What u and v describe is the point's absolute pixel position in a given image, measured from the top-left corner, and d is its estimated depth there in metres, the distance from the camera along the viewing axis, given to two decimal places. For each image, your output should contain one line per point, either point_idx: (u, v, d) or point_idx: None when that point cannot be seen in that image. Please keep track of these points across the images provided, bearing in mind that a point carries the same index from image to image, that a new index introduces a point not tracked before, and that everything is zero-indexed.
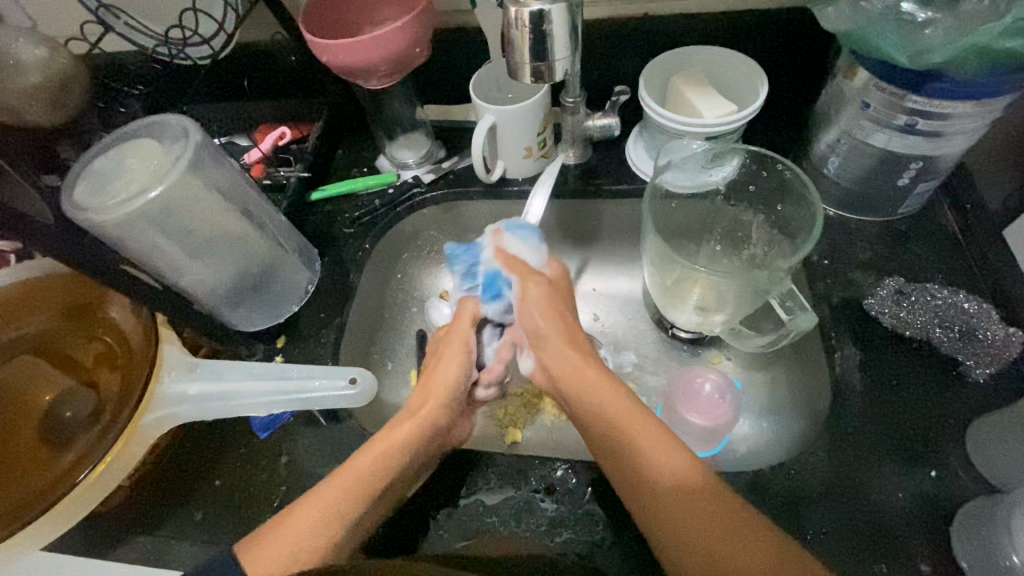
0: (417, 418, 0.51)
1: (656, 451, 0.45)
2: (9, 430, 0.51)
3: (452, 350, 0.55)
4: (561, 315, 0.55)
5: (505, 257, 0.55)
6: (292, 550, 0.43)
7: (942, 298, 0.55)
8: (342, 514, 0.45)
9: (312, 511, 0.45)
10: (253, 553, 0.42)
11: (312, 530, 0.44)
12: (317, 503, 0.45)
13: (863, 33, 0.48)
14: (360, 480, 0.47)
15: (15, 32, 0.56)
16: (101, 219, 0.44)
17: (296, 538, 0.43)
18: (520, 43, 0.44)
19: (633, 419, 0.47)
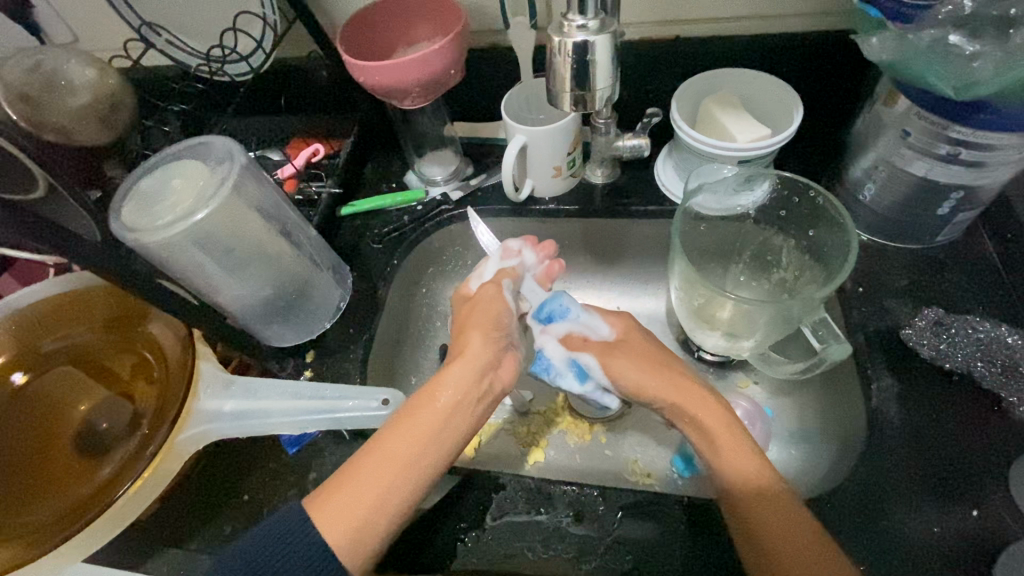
0: (464, 378, 0.48)
1: (733, 457, 0.48)
2: (47, 439, 0.52)
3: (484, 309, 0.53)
4: (642, 355, 0.55)
5: (568, 342, 0.56)
6: (363, 518, 0.42)
7: (985, 331, 0.53)
8: (405, 479, 0.44)
9: (373, 476, 0.43)
10: (322, 514, 0.42)
11: (375, 495, 0.43)
12: (376, 467, 0.43)
13: (908, 62, 0.47)
14: (420, 444, 0.45)
15: (65, 53, 0.58)
16: (148, 239, 0.45)
17: (365, 503, 0.42)
18: (562, 70, 0.44)
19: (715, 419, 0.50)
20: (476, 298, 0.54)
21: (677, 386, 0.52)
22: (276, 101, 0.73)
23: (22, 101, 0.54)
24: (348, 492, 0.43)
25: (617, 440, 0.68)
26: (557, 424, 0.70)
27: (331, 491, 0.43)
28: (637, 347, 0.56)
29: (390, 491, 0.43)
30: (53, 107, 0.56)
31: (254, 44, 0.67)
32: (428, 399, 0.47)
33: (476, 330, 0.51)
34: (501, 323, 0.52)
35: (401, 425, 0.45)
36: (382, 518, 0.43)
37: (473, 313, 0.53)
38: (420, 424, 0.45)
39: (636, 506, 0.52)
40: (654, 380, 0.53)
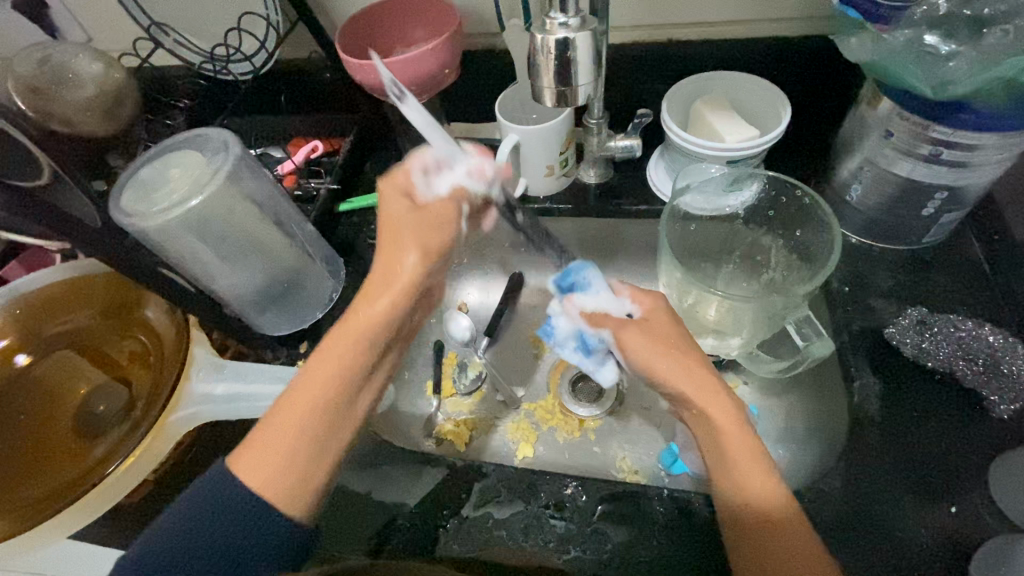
0: (399, 297, 0.47)
1: (749, 473, 0.43)
2: (45, 419, 0.54)
3: (427, 217, 0.49)
4: (665, 338, 0.50)
5: (586, 317, 0.57)
6: (291, 464, 0.41)
7: (965, 330, 0.54)
8: (320, 417, 0.42)
9: (295, 422, 0.42)
10: (246, 466, 0.40)
11: (307, 450, 0.42)
12: (293, 415, 0.42)
13: (885, 63, 0.48)
14: (336, 384, 0.44)
15: (75, 48, 0.60)
16: (144, 225, 0.47)
17: (285, 452, 0.41)
18: (545, 68, 0.45)
19: (719, 408, 0.46)
20: (390, 219, 0.48)
21: (688, 373, 0.48)
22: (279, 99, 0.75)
23: (32, 94, 0.57)
24: (268, 443, 0.41)
25: (605, 437, 0.69)
26: (548, 421, 0.70)
27: (255, 443, 0.41)
28: (662, 331, 0.51)
29: (314, 437, 0.42)
30: (61, 100, 0.58)
31: (258, 44, 0.70)
32: (344, 335, 0.45)
33: (404, 242, 0.47)
34: (444, 248, 0.49)
35: (318, 361, 0.44)
36: (317, 469, 0.42)
37: (396, 231, 0.48)
38: (336, 360, 0.44)
39: (616, 498, 0.52)
40: (662, 360, 0.49)
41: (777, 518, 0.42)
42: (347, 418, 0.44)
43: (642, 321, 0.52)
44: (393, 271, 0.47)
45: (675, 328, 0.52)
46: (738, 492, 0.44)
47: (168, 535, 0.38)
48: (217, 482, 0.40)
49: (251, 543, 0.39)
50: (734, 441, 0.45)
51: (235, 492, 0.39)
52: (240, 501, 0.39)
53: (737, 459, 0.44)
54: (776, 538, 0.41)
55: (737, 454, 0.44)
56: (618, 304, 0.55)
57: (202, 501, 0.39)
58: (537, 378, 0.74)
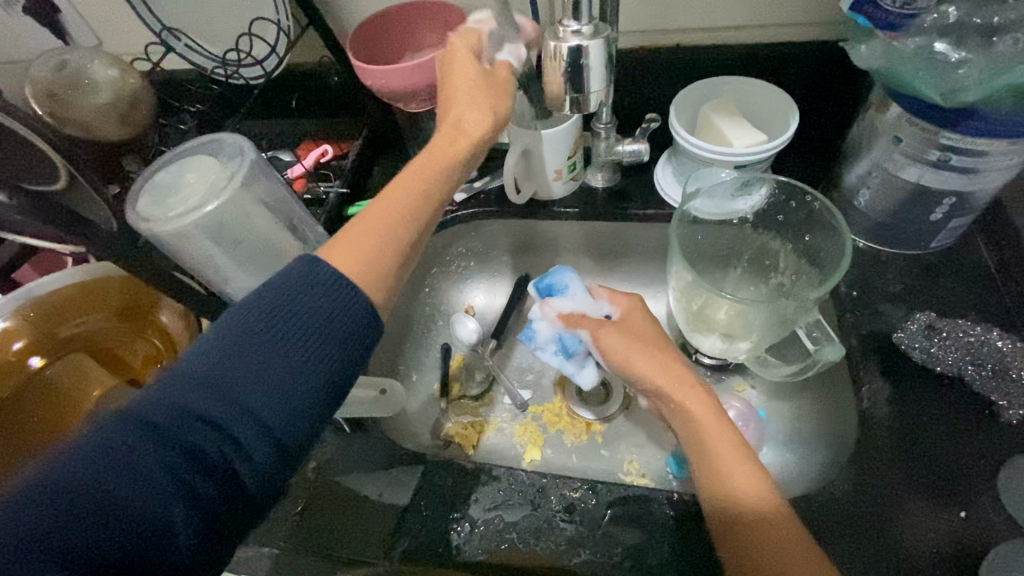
0: (449, 153, 0.52)
1: (739, 474, 0.45)
2: (57, 420, 0.54)
3: (471, 82, 0.53)
4: (638, 337, 0.56)
5: (565, 318, 0.62)
6: (376, 249, 0.45)
7: (975, 335, 0.54)
8: (411, 215, 0.48)
9: (378, 225, 0.46)
10: (339, 252, 0.44)
11: (397, 216, 0.47)
12: (383, 215, 0.47)
13: (895, 70, 0.49)
14: (421, 190, 0.49)
15: (89, 54, 0.61)
16: (161, 229, 0.47)
17: (372, 249, 0.45)
18: (557, 74, 0.46)
19: (720, 433, 0.48)
20: (459, 72, 0.53)
21: (671, 372, 0.53)
22: (290, 101, 0.75)
23: (49, 99, 0.58)
24: (363, 224, 0.46)
25: (613, 440, 0.69)
26: (556, 424, 0.71)
27: (343, 238, 0.45)
28: (638, 329, 0.58)
29: (398, 240, 0.47)
30: (75, 104, 0.58)
31: (269, 49, 0.70)
32: (421, 159, 0.51)
33: (465, 104, 0.53)
34: (506, 106, 0.54)
35: (393, 191, 0.49)
36: (399, 235, 0.47)
37: (457, 95, 0.53)
38: (419, 170, 0.50)
39: (625, 501, 0.53)
40: (637, 355, 0.54)
41: (772, 519, 0.42)
42: (431, 204, 0.50)
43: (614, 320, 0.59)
44: (458, 129, 0.52)
45: (652, 325, 0.59)
46: (731, 493, 0.44)
47: (231, 337, 0.37)
48: (302, 264, 0.41)
49: (311, 367, 0.38)
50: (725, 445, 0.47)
51: (321, 273, 0.40)
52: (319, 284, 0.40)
53: (726, 461, 0.46)
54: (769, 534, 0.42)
55: (727, 457, 0.46)
56: (595, 307, 0.62)
57: (271, 300, 0.38)
58: (545, 381, 0.74)
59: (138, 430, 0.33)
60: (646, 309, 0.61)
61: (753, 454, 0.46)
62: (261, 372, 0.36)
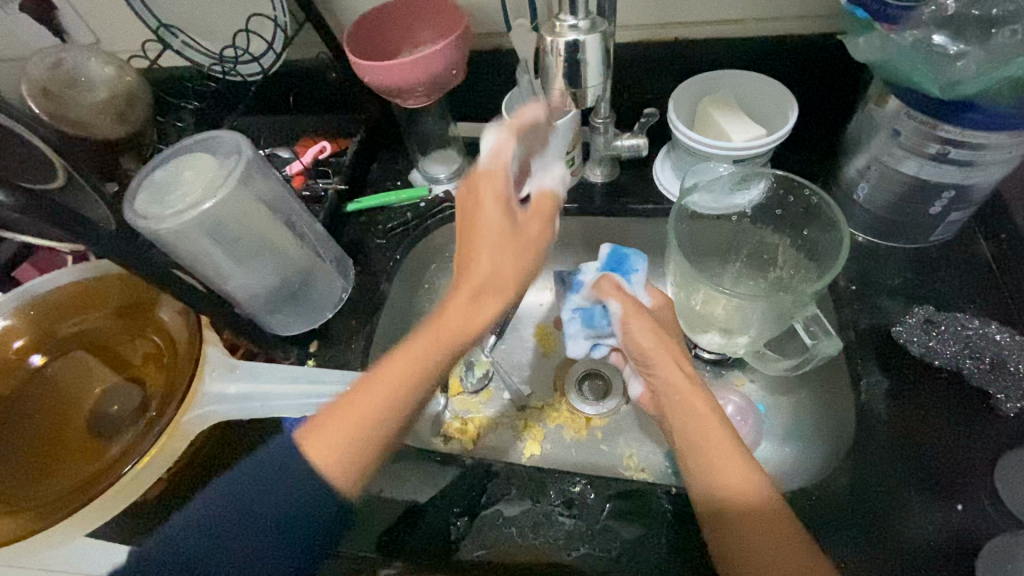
0: (464, 310, 0.45)
1: (724, 467, 0.44)
2: (62, 417, 0.55)
3: (497, 198, 0.48)
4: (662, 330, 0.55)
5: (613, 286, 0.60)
6: (361, 434, 0.41)
7: (974, 328, 0.54)
8: (406, 395, 0.42)
9: (371, 406, 0.42)
10: (314, 450, 0.41)
11: (381, 437, 0.42)
12: (372, 403, 0.42)
13: (892, 63, 0.49)
14: (424, 363, 0.43)
15: (85, 52, 0.61)
16: (159, 227, 0.47)
17: (352, 430, 0.41)
18: (555, 69, 0.45)
19: (708, 417, 0.47)
20: (485, 225, 0.47)
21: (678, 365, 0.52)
22: (286, 99, 0.73)
23: (47, 99, 0.58)
24: (344, 403, 0.42)
25: (613, 435, 0.69)
26: (556, 419, 0.71)
27: (328, 424, 0.41)
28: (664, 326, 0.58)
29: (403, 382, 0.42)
30: (72, 103, 0.58)
31: (266, 46, 0.70)
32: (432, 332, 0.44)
33: (491, 250, 0.46)
34: (550, 216, 0.49)
35: (385, 376, 0.42)
36: (381, 443, 0.42)
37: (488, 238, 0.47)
38: (428, 337, 0.44)
39: (624, 495, 0.53)
40: (660, 349, 0.53)
41: (759, 512, 0.42)
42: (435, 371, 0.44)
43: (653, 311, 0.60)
44: (493, 282, 0.46)
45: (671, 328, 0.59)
46: (716, 487, 0.44)
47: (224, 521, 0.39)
48: (283, 449, 0.41)
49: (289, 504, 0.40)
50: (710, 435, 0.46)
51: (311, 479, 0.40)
52: (309, 484, 0.40)
53: (710, 453, 0.45)
54: (760, 533, 0.41)
55: (711, 449, 0.45)
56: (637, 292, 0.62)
57: (245, 487, 0.40)
58: (544, 377, 0.75)
59: (137, 566, 0.37)
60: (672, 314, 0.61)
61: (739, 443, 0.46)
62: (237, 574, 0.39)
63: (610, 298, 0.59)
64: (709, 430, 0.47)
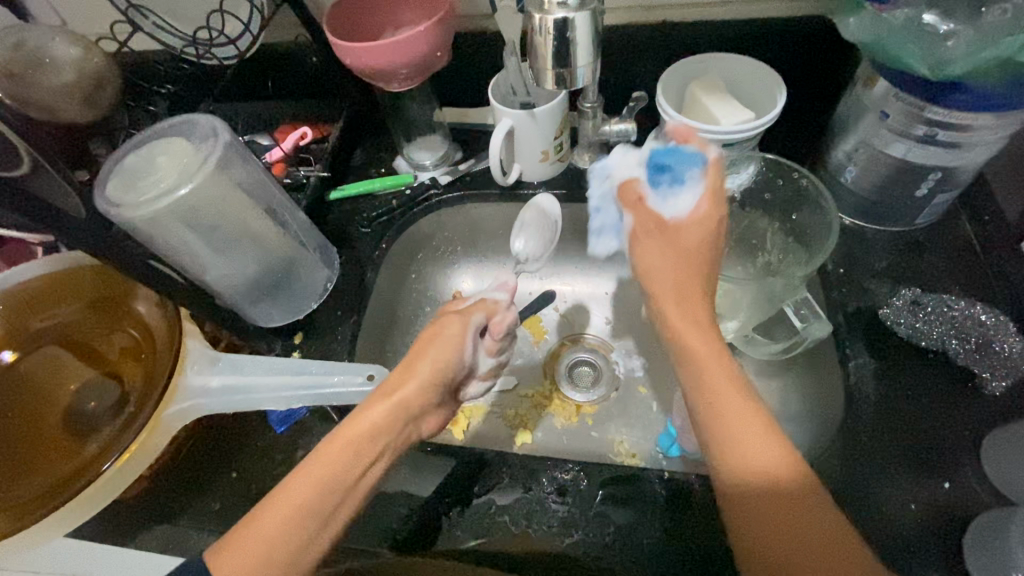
0: (405, 392, 0.46)
1: (750, 446, 0.39)
2: (36, 412, 0.53)
3: (428, 335, 0.51)
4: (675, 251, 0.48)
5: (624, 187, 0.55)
6: (273, 530, 0.40)
7: (958, 309, 0.55)
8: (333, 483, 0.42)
9: (302, 491, 0.41)
10: (221, 570, 0.39)
11: (324, 480, 0.42)
12: (304, 486, 0.41)
13: (882, 43, 0.49)
14: (335, 468, 0.42)
15: (51, 32, 0.58)
16: (131, 214, 0.46)
17: (266, 533, 0.40)
18: (543, 49, 0.44)
19: (734, 404, 0.41)
20: (423, 337, 0.51)
21: (685, 307, 0.46)
22: (266, 82, 0.73)
23: (8, 79, 0.55)
24: (255, 520, 0.40)
25: (603, 421, 0.69)
26: (545, 408, 0.70)
27: (232, 543, 0.40)
28: (682, 243, 0.49)
29: (297, 541, 0.40)
30: (38, 85, 0.56)
31: (242, 27, 0.68)
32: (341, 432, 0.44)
33: (418, 367, 0.48)
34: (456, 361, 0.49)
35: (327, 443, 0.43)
36: (308, 514, 0.41)
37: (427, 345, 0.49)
38: (337, 451, 0.43)
39: (617, 481, 0.53)
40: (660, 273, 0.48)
41: (794, 512, 0.37)
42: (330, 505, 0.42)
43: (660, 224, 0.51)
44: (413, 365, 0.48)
45: (703, 244, 0.48)
46: (740, 476, 0.39)
47: None
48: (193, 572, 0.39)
49: None
50: (723, 411, 0.41)
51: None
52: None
53: (731, 437, 0.40)
54: (793, 523, 0.37)
55: (735, 426, 0.40)
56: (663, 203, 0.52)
57: None
58: (533, 366, 0.74)
59: None
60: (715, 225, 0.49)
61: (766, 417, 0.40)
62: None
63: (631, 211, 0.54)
64: (734, 426, 0.40)
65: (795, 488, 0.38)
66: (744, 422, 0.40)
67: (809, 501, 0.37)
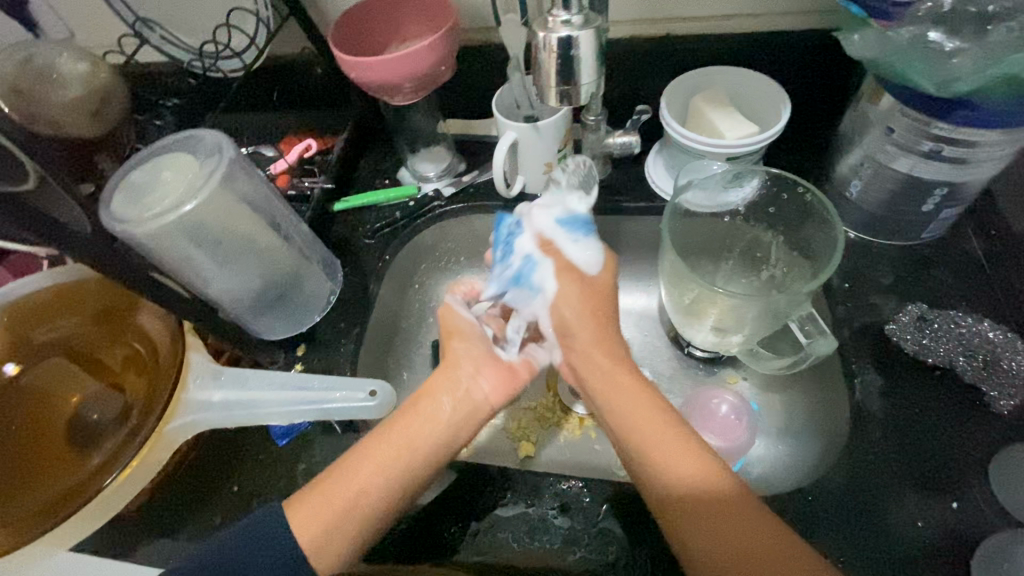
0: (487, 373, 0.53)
1: (673, 457, 0.45)
2: (37, 425, 0.53)
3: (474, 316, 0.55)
4: (590, 299, 0.53)
5: (543, 243, 0.54)
6: (343, 492, 0.45)
7: (967, 326, 0.54)
8: (396, 452, 0.47)
9: (370, 453, 0.47)
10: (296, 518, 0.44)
11: (389, 449, 0.47)
12: (370, 454, 0.47)
13: (887, 61, 0.48)
14: (393, 443, 0.48)
15: (58, 47, 0.58)
16: (136, 231, 0.46)
17: (335, 495, 0.45)
18: (547, 65, 0.44)
19: (653, 416, 0.47)
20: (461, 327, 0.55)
21: (597, 333, 0.52)
22: (270, 96, 0.70)
23: (16, 95, 0.55)
24: (324, 482, 0.46)
25: (606, 435, 0.69)
26: (548, 420, 0.70)
27: (308, 497, 0.45)
28: (601, 298, 0.53)
29: (364, 493, 0.46)
30: (45, 100, 0.56)
31: (248, 40, 0.68)
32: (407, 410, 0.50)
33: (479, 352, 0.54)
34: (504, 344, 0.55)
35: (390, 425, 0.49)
36: (369, 482, 0.46)
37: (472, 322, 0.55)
38: (397, 425, 0.49)
39: (620, 497, 0.52)
40: (573, 308, 0.52)
41: (715, 499, 0.43)
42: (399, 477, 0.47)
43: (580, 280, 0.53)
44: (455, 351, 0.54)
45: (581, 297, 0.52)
46: (663, 481, 0.45)
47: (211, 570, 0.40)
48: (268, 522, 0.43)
49: None
50: (648, 426, 0.47)
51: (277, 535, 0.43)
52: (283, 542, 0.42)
53: (655, 445, 0.46)
54: (716, 519, 0.42)
55: (656, 446, 0.46)
56: (571, 255, 0.53)
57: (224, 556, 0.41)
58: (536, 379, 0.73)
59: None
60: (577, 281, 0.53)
61: (685, 429, 0.47)
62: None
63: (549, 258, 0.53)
64: (649, 432, 0.47)
65: (717, 488, 0.43)
66: (660, 429, 0.47)
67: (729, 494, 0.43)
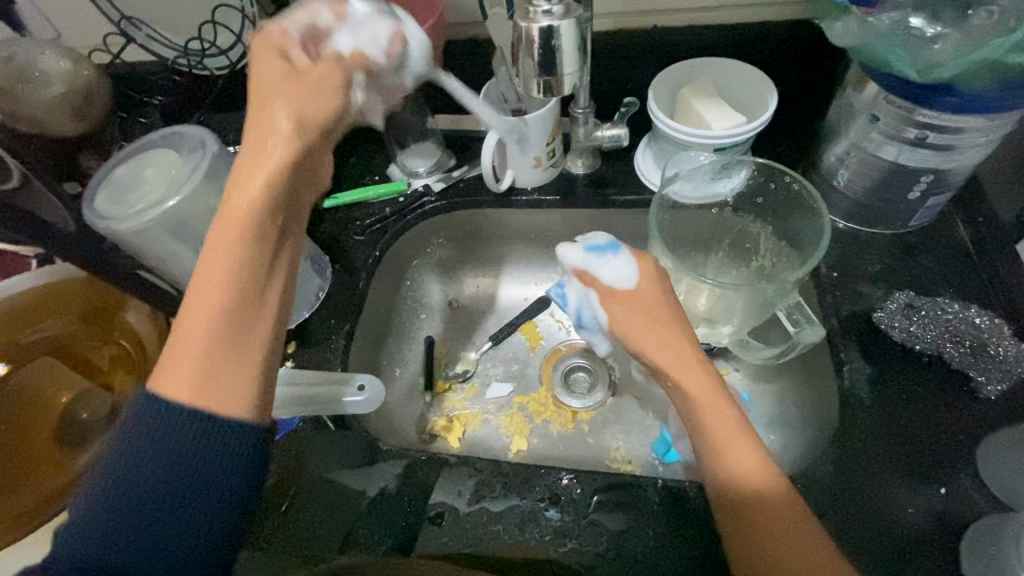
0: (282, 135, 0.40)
1: (741, 462, 0.43)
2: (26, 425, 0.53)
3: (312, 78, 0.41)
4: (651, 309, 0.51)
5: (581, 276, 0.54)
6: (203, 342, 0.35)
7: (953, 313, 0.55)
8: (236, 255, 0.37)
9: (213, 273, 0.36)
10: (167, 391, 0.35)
11: (226, 254, 0.37)
12: (209, 275, 0.36)
13: (871, 46, 0.49)
14: (231, 245, 0.37)
15: (40, 45, 0.58)
16: (121, 227, 0.46)
17: (195, 345, 0.35)
18: (527, 57, 0.44)
19: (722, 415, 0.45)
20: (261, 81, 0.41)
21: (662, 339, 0.49)
22: None
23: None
24: (175, 339, 0.36)
25: (599, 428, 0.69)
26: (541, 413, 0.70)
27: (169, 359, 0.36)
28: (659, 304, 0.51)
29: (226, 322, 0.36)
30: (28, 99, 0.56)
31: (234, 38, 0.68)
32: (221, 215, 0.38)
33: (280, 101, 0.40)
34: (332, 107, 0.41)
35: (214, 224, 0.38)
36: (223, 303, 0.36)
37: (258, 106, 0.40)
38: (222, 229, 0.37)
39: (610, 488, 0.52)
40: (638, 317, 0.50)
41: (772, 506, 0.42)
42: (253, 289, 0.37)
43: (642, 294, 0.51)
44: (261, 146, 0.39)
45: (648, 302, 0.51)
46: (728, 481, 0.43)
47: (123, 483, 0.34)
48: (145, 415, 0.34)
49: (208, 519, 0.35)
50: (716, 427, 0.45)
51: (161, 416, 0.34)
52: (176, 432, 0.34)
53: (724, 447, 0.44)
54: (775, 527, 0.41)
55: (722, 439, 0.44)
56: (618, 280, 0.52)
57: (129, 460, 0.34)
58: (529, 373, 0.73)
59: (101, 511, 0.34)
60: (644, 295, 0.51)
61: (754, 433, 0.45)
62: (178, 525, 0.34)
63: (590, 287, 0.53)
64: (720, 437, 0.45)
65: (771, 493, 0.42)
66: (731, 434, 0.44)
67: (787, 504, 0.42)
